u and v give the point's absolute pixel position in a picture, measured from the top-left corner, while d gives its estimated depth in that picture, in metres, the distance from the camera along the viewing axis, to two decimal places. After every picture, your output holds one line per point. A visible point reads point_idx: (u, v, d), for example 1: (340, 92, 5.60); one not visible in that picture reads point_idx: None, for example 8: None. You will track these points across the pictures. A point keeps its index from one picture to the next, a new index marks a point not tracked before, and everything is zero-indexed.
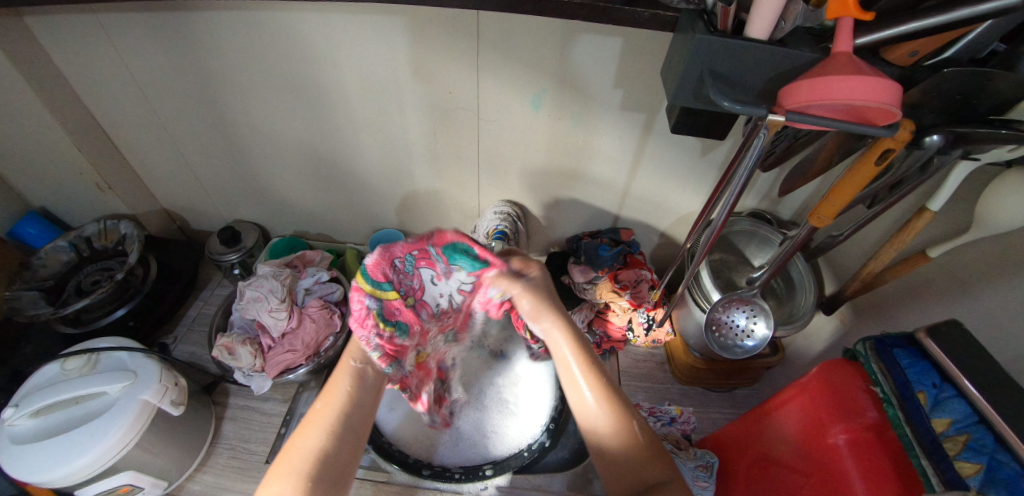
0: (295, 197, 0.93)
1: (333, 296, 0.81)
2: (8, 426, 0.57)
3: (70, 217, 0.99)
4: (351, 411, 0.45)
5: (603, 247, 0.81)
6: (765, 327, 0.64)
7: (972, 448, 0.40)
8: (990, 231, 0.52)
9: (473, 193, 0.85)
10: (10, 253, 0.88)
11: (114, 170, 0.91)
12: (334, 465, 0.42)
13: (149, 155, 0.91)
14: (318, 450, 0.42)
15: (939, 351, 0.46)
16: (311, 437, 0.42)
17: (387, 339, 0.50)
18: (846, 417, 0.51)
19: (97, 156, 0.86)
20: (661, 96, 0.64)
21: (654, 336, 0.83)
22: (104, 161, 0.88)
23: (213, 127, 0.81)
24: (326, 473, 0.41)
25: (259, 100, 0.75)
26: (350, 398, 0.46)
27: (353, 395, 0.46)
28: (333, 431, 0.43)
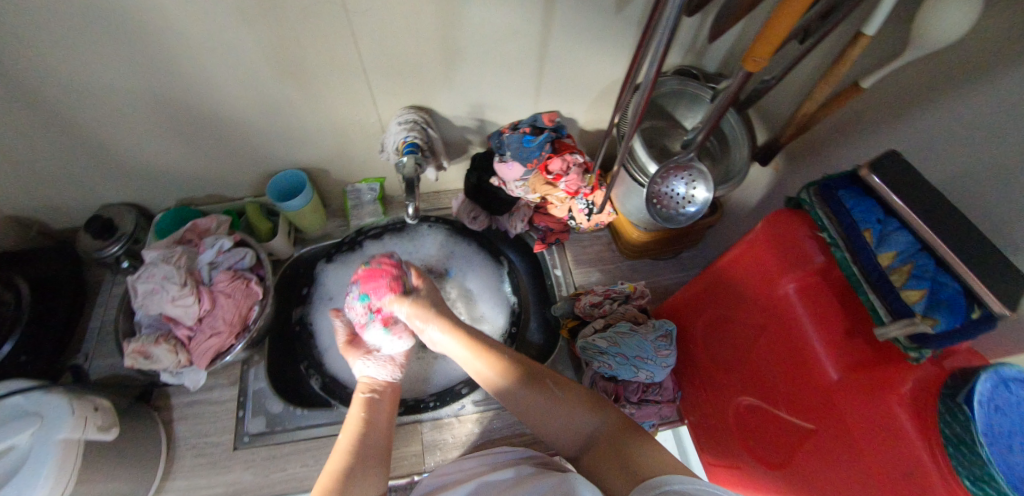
0: (155, 160, 0.75)
1: (244, 262, 0.70)
2: None
3: None
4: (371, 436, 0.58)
5: (527, 138, 0.69)
6: (704, 192, 0.59)
7: (915, 275, 0.40)
8: (925, 52, 0.44)
9: (367, 107, 0.70)
10: None
11: None
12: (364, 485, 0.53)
13: None
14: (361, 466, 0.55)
15: (882, 185, 0.43)
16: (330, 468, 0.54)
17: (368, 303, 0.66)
18: (793, 265, 0.50)
19: None
20: None
21: (596, 220, 0.77)
22: None
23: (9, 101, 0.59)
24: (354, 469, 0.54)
25: (54, 48, 0.54)
26: (370, 423, 0.60)
27: (370, 420, 0.60)
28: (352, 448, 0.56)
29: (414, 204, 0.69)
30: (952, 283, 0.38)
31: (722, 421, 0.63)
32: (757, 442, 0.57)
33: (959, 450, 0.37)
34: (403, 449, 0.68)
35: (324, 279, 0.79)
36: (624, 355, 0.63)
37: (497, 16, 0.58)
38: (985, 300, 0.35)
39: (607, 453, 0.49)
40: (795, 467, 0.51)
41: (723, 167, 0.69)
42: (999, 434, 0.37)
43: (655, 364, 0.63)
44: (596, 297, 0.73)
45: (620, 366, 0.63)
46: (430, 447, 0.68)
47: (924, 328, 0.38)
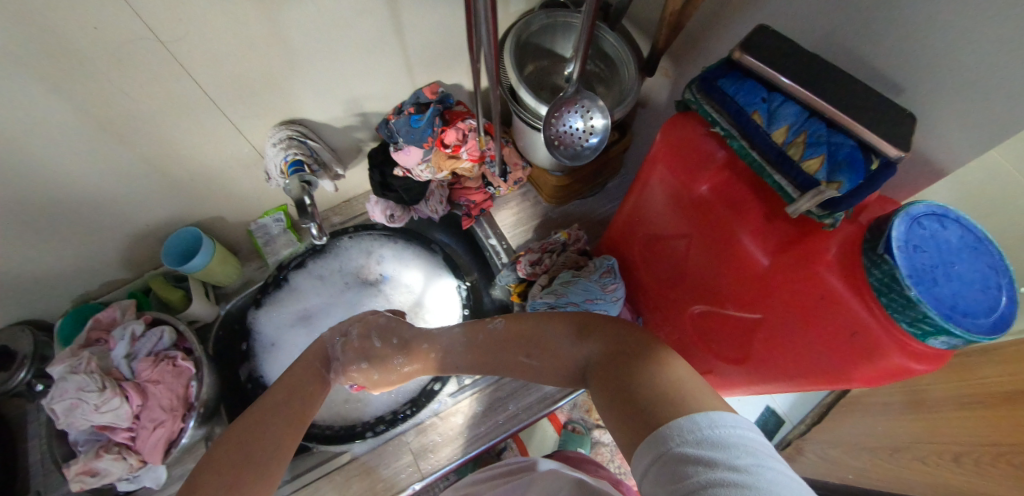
0: (23, 275, 0.65)
1: (164, 341, 0.64)
2: None
3: None
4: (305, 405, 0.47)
5: (414, 118, 0.65)
6: (601, 118, 0.57)
7: (811, 144, 0.39)
8: None
9: (232, 138, 0.63)
10: None
11: None
12: (279, 435, 0.42)
13: None
14: (275, 424, 0.42)
15: (757, 63, 0.41)
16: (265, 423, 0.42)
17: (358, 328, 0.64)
18: (700, 167, 0.48)
19: None
20: None
21: (514, 178, 0.75)
22: None
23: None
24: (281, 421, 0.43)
25: None
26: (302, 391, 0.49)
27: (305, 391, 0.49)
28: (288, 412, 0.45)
29: (315, 224, 0.63)
30: (848, 141, 0.38)
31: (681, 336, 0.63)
32: (714, 343, 0.57)
33: (891, 298, 0.37)
34: (395, 464, 0.66)
35: (259, 327, 0.73)
36: (573, 302, 0.61)
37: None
38: (882, 149, 0.36)
39: (615, 360, 0.37)
40: (755, 359, 0.52)
41: (617, 90, 0.66)
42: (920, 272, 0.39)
43: (607, 301, 0.61)
44: (533, 255, 0.71)
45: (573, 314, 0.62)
46: (421, 452, 0.67)
47: (832, 194, 0.37)
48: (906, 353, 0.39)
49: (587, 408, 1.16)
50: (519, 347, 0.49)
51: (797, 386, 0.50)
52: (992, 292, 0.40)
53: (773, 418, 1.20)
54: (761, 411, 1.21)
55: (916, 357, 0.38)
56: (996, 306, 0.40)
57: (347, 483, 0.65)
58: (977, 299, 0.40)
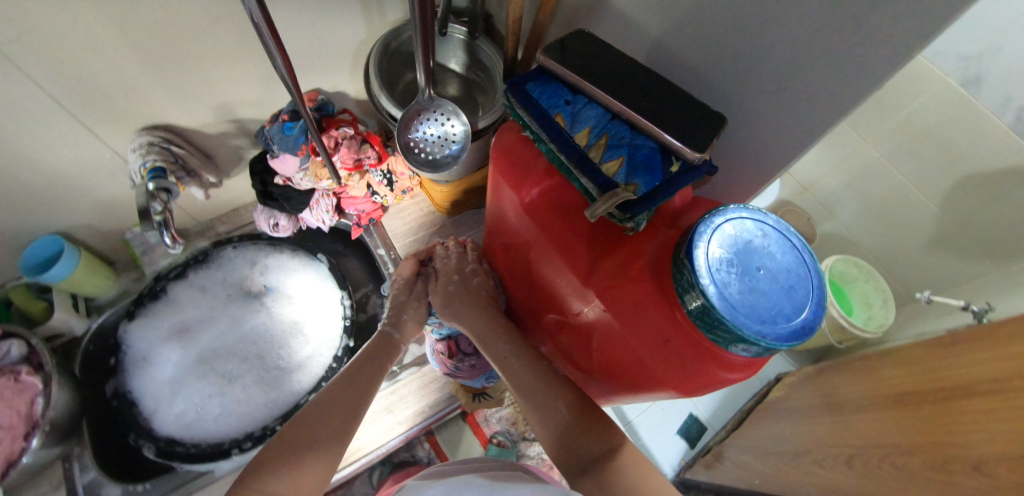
0: None
1: (11, 356, 0.61)
2: None
3: None
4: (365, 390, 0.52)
5: (288, 125, 0.64)
6: (461, 124, 0.57)
7: (612, 146, 0.42)
8: None
9: (90, 145, 0.60)
10: None
11: None
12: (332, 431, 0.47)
13: None
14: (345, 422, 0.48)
15: (562, 68, 0.43)
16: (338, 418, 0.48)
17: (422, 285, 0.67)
18: (528, 175, 0.49)
19: None
20: None
21: (403, 188, 0.74)
22: None
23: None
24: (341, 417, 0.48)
25: None
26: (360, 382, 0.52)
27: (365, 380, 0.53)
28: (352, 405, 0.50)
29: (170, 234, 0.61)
30: (648, 143, 0.41)
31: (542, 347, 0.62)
32: (566, 353, 0.56)
33: (690, 298, 0.39)
34: None
35: (130, 341, 0.70)
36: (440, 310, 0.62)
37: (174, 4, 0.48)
38: (682, 153, 0.39)
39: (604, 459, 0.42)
40: (596, 367, 0.51)
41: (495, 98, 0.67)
42: (750, 264, 0.39)
43: None
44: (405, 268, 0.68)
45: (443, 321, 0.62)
46: None
47: (629, 194, 0.39)
48: (712, 354, 0.40)
49: (515, 421, 1.11)
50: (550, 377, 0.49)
51: (637, 395, 0.51)
52: (796, 298, 0.39)
53: (695, 426, 1.19)
54: (683, 419, 1.20)
55: (712, 357, 0.40)
56: (796, 314, 0.38)
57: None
58: (779, 304, 0.39)
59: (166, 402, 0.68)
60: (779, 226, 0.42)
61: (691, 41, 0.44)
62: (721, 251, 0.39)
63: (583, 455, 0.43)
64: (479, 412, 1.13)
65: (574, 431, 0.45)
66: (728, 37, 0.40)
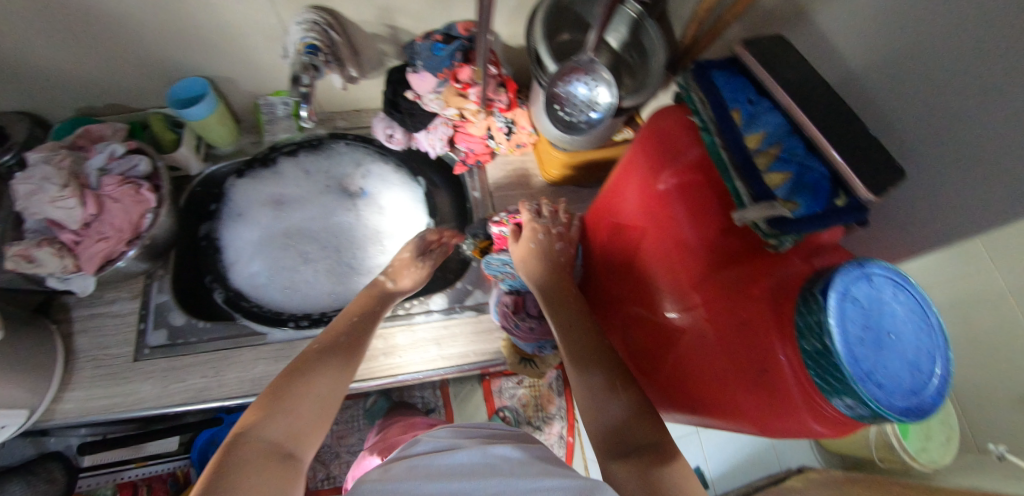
0: (37, 64, 0.67)
1: (138, 169, 0.66)
2: None
3: None
4: (347, 343, 0.54)
5: (437, 46, 0.65)
6: (607, 94, 0.56)
7: (782, 159, 0.39)
8: None
9: (266, 6, 0.64)
10: None
11: None
12: (324, 373, 0.48)
13: None
14: (327, 366, 0.49)
15: (756, 64, 0.41)
16: (320, 361, 0.50)
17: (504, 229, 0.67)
18: (671, 159, 0.47)
19: None
20: None
21: (517, 140, 0.74)
22: None
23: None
24: (328, 359, 0.50)
25: None
26: (340, 331, 0.55)
27: (355, 331, 0.56)
28: (341, 353, 0.52)
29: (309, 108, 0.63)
30: (820, 167, 0.38)
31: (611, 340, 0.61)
32: (635, 351, 0.55)
33: (809, 341, 0.36)
34: None
35: (234, 195, 0.75)
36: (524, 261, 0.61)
37: None
38: (855, 187, 0.36)
39: (646, 448, 0.41)
40: (665, 374, 0.50)
41: (641, 83, 0.64)
42: (877, 330, 0.35)
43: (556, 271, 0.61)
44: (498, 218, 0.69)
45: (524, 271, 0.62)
46: None
47: (784, 211, 0.36)
48: (811, 402, 0.37)
49: (525, 403, 1.14)
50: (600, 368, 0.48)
51: (695, 416, 0.49)
52: (919, 377, 0.34)
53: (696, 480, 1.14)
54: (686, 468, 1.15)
55: (809, 406, 0.37)
56: (915, 392, 0.34)
57: (253, 360, 0.66)
58: (900, 376, 0.34)
59: (247, 261, 0.73)
60: (922, 301, 0.37)
61: (898, 78, 0.39)
62: (858, 298, 0.36)
63: (627, 438, 0.43)
64: (496, 381, 1.15)
65: (632, 418, 0.44)
66: (950, 82, 0.34)
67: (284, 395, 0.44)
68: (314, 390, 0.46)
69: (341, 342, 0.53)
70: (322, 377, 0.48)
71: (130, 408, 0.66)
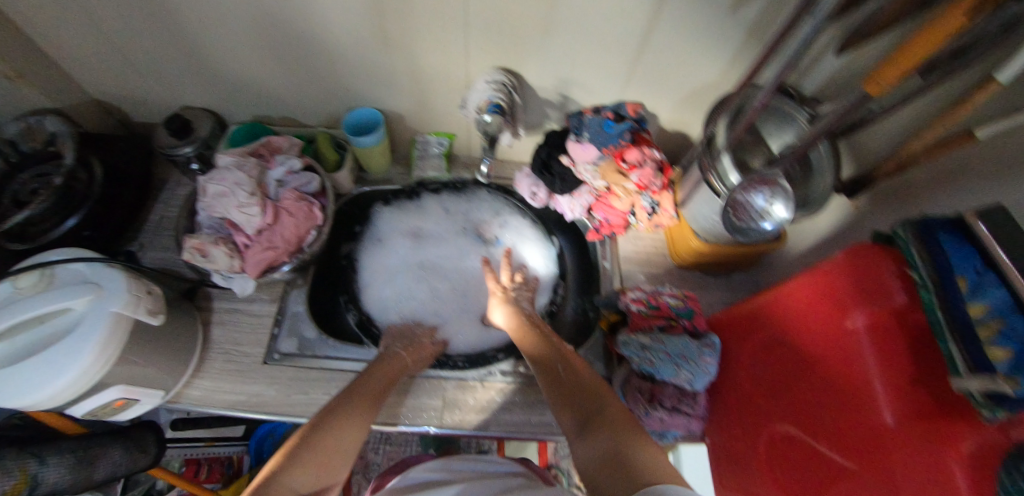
0: (247, 76, 0.76)
1: (310, 187, 0.71)
2: None
3: None
4: (367, 392, 0.57)
5: (609, 123, 0.69)
6: (783, 209, 0.59)
7: (1005, 335, 0.35)
8: None
9: (459, 61, 0.70)
10: None
11: (17, 54, 0.70)
12: (342, 419, 0.51)
13: (54, 34, 0.70)
14: (344, 411, 0.52)
15: (987, 233, 0.38)
16: (339, 408, 0.52)
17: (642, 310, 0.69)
18: (868, 299, 0.47)
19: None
20: None
21: (655, 221, 0.76)
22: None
23: (134, 3, 0.63)
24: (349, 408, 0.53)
25: None
26: (370, 383, 0.58)
27: (376, 385, 0.58)
28: (363, 403, 0.55)
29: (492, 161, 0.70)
30: None
31: (749, 452, 0.61)
32: (783, 473, 0.54)
33: None
34: (423, 401, 0.68)
35: (377, 221, 0.80)
36: (668, 352, 0.62)
37: None
38: None
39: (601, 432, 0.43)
40: None
41: (801, 194, 0.66)
42: None
43: (698, 368, 0.61)
44: (639, 294, 0.71)
45: (661, 362, 0.62)
46: (450, 404, 0.68)
47: (1000, 388, 0.32)
48: None
49: None
50: (565, 383, 0.52)
51: None
52: None
53: None
54: None
55: None
56: None
57: None
58: None
59: (380, 287, 0.76)
60: None
61: None
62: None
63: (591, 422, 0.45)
64: None
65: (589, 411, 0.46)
66: None
67: (313, 440, 0.47)
68: (334, 430, 0.49)
69: (365, 393, 0.56)
70: (342, 421, 0.51)
71: (248, 408, 0.69)
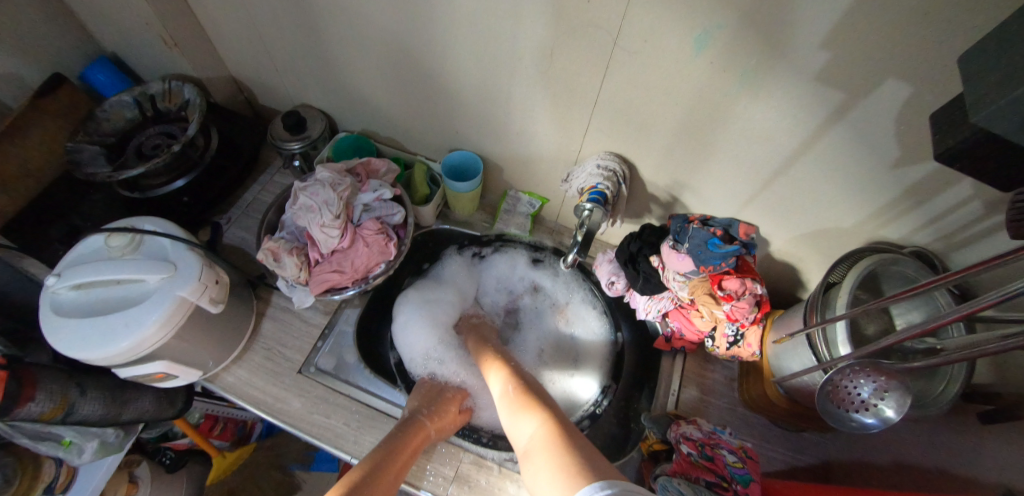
0: (370, 96, 0.79)
1: (393, 219, 0.71)
2: (57, 295, 0.57)
3: (141, 70, 0.92)
4: (393, 452, 0.55)
5: (714, 242, 0.61)
6: (894, 409, 0.48)
7: None
8: None
9: (573, 135, 0.69)
10: (81, 99, 0.86)
11: (187, 30, 0.78)
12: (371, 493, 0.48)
13: (221, 22, 0.77)
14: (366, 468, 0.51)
15: None
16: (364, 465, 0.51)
17: (689, 455, 0.61)
18: None
19: (172, 20, 0.75)
20: (879, 75, 0.45)
21: (734, 352, 0.70)
22: (176, 19, 0.75)
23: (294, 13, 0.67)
24: (376, 465, 0.51)
25: None
26: (397, 443, 0.56)
27: (402, 442, 0.57)
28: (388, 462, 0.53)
29: (580, 254, 0.69)
30: None
31: None
32: None
33: None
34: (436, 465, 0.65)
35: (447, 265, 0.83)
36: None
37: (759, 116, 0.55)
38: None
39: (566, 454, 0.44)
40: None
41: (917, 388, 0.56)
42: None
43: None
44: (695, 433, 0.64)
45: None
46: (461, 478, 0.64)
47: None
48: None
49: None
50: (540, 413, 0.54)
51: None
52: None
53: None
54: None
55: None
56: None
57: None
58: None
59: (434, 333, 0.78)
60: None
61: None
62: None
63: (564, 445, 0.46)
64: None
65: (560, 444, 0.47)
66: None
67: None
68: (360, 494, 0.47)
69: (394, 457, 0.54)
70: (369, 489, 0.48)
71: (270, 413, 0.68)
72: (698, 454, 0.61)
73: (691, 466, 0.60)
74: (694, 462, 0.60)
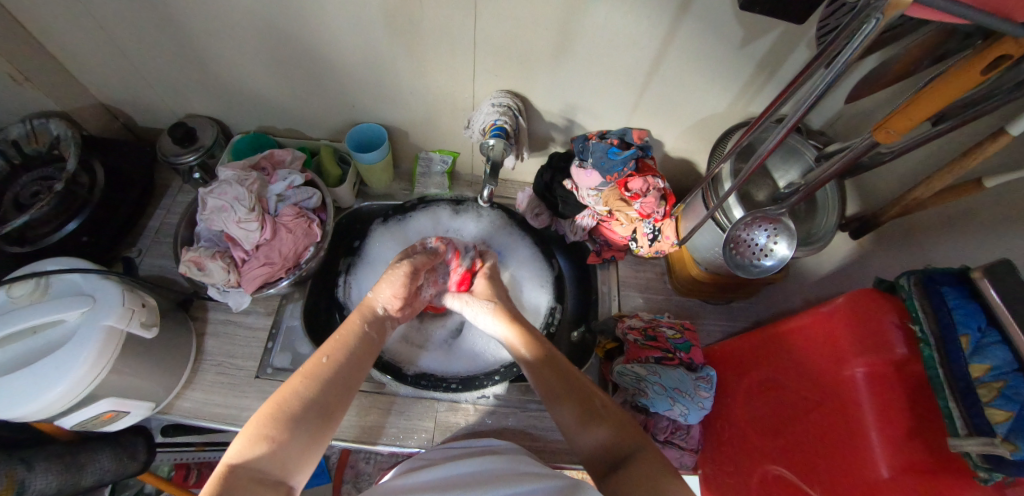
0: (256, 90, 0.77)
1: (310, 202, 0.71)
2: None
3: None
4: (347, 367, 0.52)
5: (614, 150, 0.67)
6: (786, 247, 0.57)
7: (1006, 395, 0.34)
8: None
9: (465, 82, 0.71)
10: None
11: (33, 61, 0.72)
12: (316, 416, 0.46)
13: (70, 46, 0.71)
14: (310, 389, 0.48)
15: (994, 296, 0.36)
16: (304, 383, 0.48)
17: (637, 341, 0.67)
18: (869, 349, 0.46)
19: (12, 53, 0.68)
20: None
21: (658, 247, 0.75)
22: (16, 51, 0.69)
23: (145, 17, 0.63)
24: (323, 384, 0.49)
25: None
26: (351, 356, 0.53)
27: (354, 357, 0.53)
28: (334, 377, 0.50)
29: (491, 188, 0.71)
30: None
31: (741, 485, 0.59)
32: None
33: None
34: (414, 421, 0.68)
35: (373, 238, 0.81)
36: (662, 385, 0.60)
37: (622, 24, 0.59)
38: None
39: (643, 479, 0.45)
40: None
41: (803, 230, 0.65)
42: None
43: (692, 402, 0.60)
44: (638, 323, 0.71)
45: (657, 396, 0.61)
46: (441, 426, 0.67)
47: (1002, 452, 0.31)
48: None
49: None
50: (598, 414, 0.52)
51: None
52: None
53: None
54: None
55: None
56: None
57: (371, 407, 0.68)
58: None
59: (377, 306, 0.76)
60: None
61: None
62: None
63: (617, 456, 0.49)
64: None
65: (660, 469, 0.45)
66: None
67: (280, 441, 0.43)
68: (303, 424, 0.45)
69: (341, 368, 0.51)
70: (310, 413, 0.46)
71: (238, 423, 0.68)
72: (645, 339, 0.68)
73: (639, 350, 0.66)
74: (642, 345, 0.67)
